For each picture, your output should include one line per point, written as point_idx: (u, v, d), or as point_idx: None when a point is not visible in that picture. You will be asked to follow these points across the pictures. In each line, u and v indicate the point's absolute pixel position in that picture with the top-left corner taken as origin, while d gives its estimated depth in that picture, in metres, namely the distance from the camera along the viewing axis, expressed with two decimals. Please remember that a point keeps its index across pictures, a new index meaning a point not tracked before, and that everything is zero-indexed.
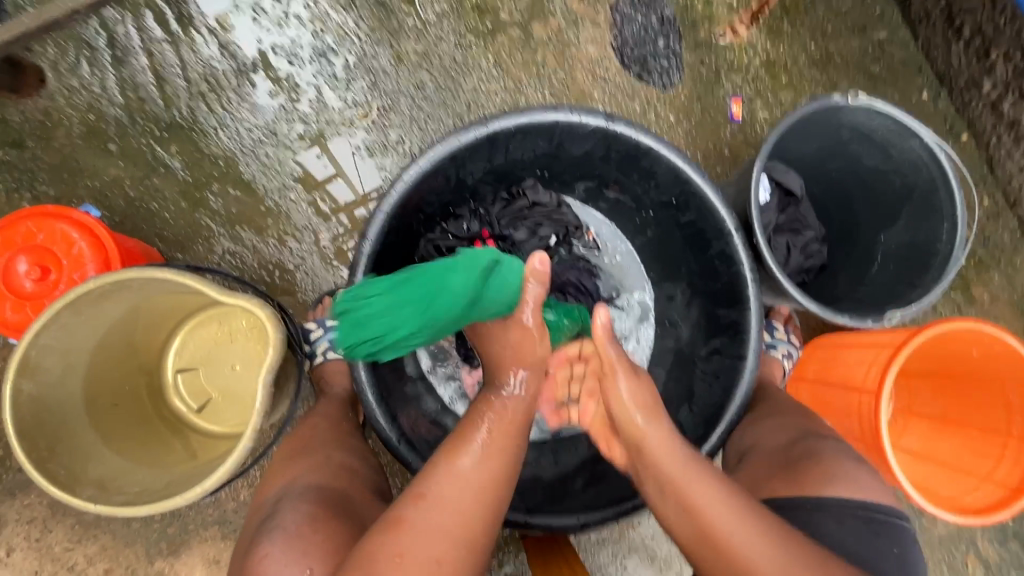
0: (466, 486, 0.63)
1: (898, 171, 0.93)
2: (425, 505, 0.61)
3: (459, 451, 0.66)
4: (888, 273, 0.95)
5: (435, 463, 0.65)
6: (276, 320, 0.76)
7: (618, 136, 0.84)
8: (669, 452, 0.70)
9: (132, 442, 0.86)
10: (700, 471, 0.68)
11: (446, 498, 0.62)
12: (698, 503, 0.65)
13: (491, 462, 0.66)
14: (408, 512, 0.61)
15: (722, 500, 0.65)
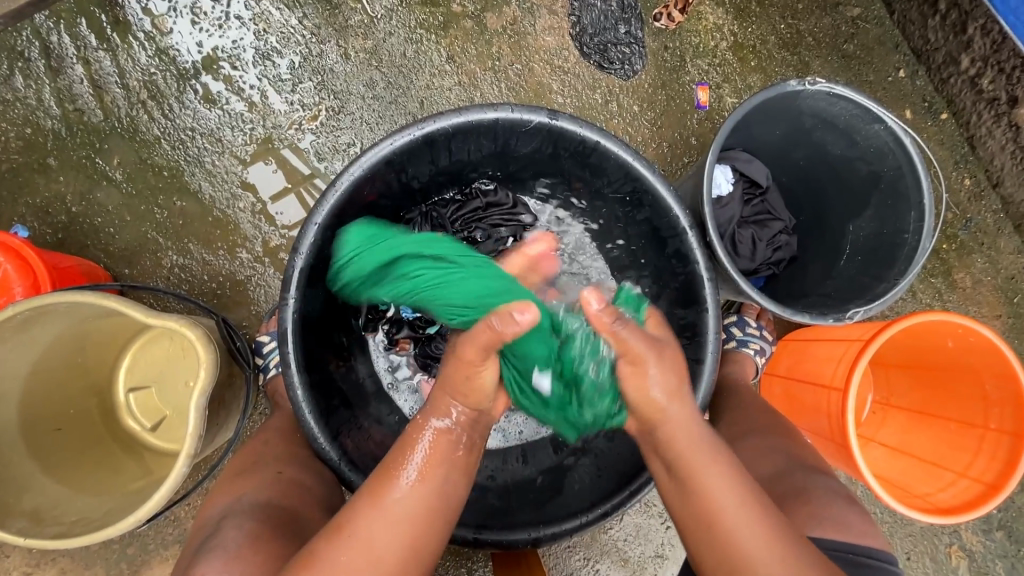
0: (395, 525, 0.56)
1: (864, 158, 0.89)
2: (342, 544, 0.55)
3: (386, 485, 0.58)
4: (855, 265, 0.91)
5: (359, 503, 0.58)
6: (208, 340, 0.74)
7: (563, 132, 0.80)
8: (687, 436, 0.63)
9: (76, 466, 0.84)
10: (714, 461, 0.63)
11: (365, 543, 0.55)
12: (710, 487, 0.61)
13: (421, 493, 0.58)
14: (321, 549, 0.55)
15: (731, 484, 0.61)
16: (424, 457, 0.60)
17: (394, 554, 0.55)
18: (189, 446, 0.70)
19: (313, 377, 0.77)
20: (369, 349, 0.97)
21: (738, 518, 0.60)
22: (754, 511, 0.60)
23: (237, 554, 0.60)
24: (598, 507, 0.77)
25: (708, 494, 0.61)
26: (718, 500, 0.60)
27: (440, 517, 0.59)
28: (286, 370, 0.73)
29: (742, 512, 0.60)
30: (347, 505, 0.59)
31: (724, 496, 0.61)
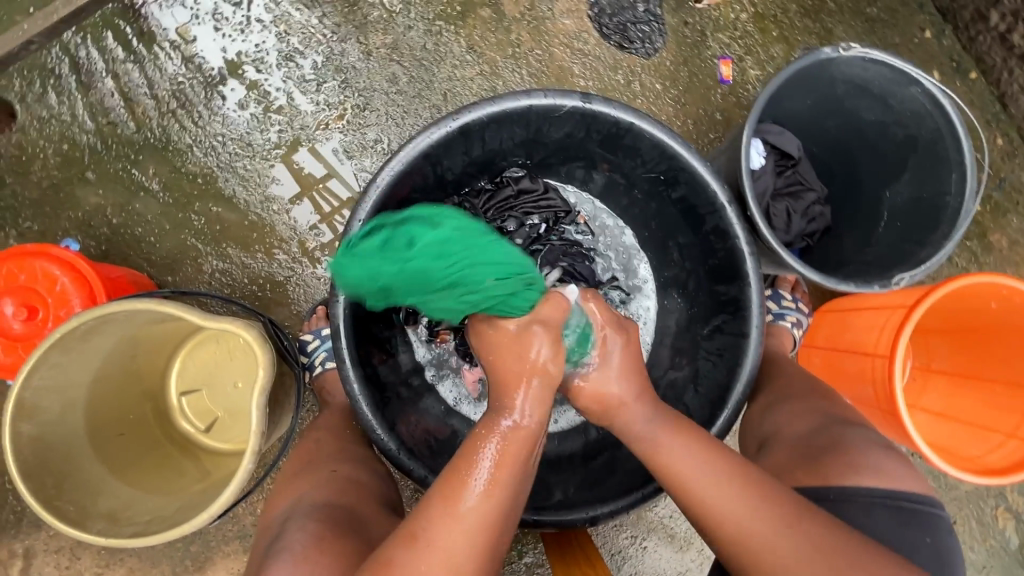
0: (465, 534, 0.56)
1: (899, 122, 0.88)
2: (417, 551, 0.55)
3: (455, 490, 0.58)
4: (894, 231, 0.90)
5: (431, 509, 0.58)
6: (264, 340, 0.75)
7: (597, 115, 0.80)
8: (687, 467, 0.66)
9: (140, 468, 0.87)
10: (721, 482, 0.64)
11: (438, 541, 0.56)
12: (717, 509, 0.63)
13: (492, 498, 0.58)
14: (397, 555, 0.56)
15: (732, 486, 0.64)
16: (493, 461, 0.59)
17: (467, 563, 0.56)
18: (254, 443, 0.72)
19: (365, 371, 0.78)
20: (410, 340, 0.99)
21: (755, 522, 0.61)
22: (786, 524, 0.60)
23: (309, 549, 0.61)
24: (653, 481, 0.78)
25: (682, 478, 0.66)
26: (699, 489, 0.64)
27: (508, 522, 0.59)
28: (340, 365, 0.74)
29: (746, 515, 0.62)
30: (415, 514, 0.59)
31: (707, 492, 0.64)
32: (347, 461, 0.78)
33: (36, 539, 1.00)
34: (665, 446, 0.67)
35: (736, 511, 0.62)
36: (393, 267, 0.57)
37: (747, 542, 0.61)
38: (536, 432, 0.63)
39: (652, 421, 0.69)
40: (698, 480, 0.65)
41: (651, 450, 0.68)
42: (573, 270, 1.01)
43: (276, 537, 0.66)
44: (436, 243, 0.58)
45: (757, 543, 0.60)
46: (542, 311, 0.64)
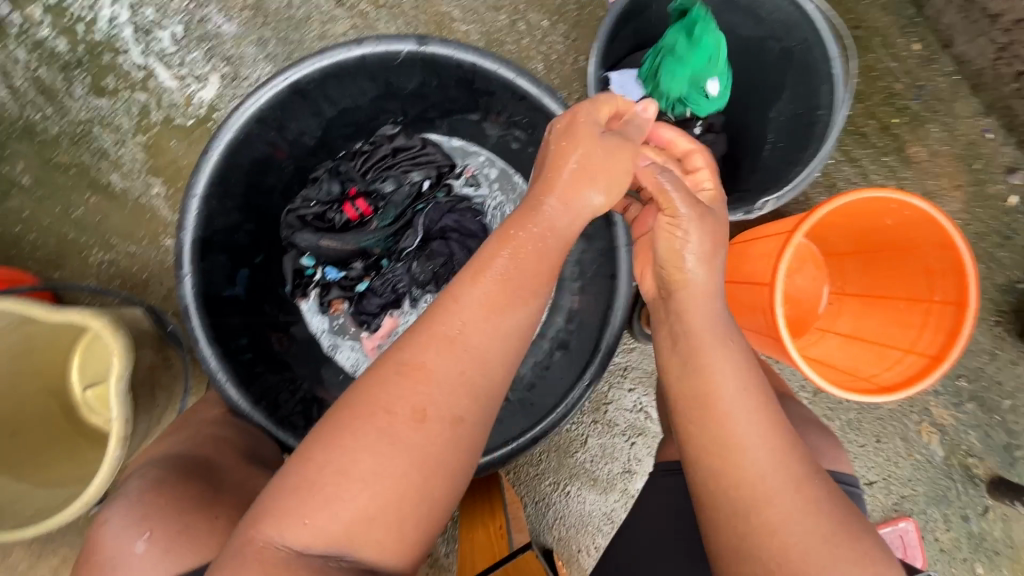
0: (500, 337, 0.56)
1: (774, 36, 0.83)
2: (455, 351, 0.54)
3: (484, 276, 0.57)
4: (777, 153, 0.86)
5: (461, 308, 0.56)
6: (117, 327, 0.74)
7: (438, 58, 0.75)
8: (724, 366, 0.60)
9: (40, 464, 0.88)
10: (757, 397, 0.60)
11: (474, 345, 0.55)
12: (740, 439, 0.58)
13: (515, 281, 0.58)
14: (428, 358, 0.53)
15: (766, 425, 0.58)
16: (533, 245, 0.60)
17: (496, 365, 0.55)
18: (118, 431, 0.72)
19: (229, 349, 0.77)
20: (303, 313, 0.97)
21: (772, 468, 0.56)
22: (801, 486, 0.55)
23: (149, 491, 0.62)
24: (527, 433, 0.79)
25: (710, 382, 0.60)
26: (729, 407, 0.59)
27: (519, 341, 0.58)
28: (195, 346, 0.72)
29: (769, 462, 0.56)
30: (442, 314, 0.56)
31: (732, 413, 0.58)
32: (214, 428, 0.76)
33: None
34: (718, 346, 0.61)
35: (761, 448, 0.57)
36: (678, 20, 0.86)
37: (751, 488, 0.56)
38: (582, 210, 0.63)
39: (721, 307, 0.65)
40: (732, 394, 0.59)
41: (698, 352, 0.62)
42: (463, 228, 0.98)
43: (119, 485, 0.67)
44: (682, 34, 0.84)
45: (765, 484, 0.55)
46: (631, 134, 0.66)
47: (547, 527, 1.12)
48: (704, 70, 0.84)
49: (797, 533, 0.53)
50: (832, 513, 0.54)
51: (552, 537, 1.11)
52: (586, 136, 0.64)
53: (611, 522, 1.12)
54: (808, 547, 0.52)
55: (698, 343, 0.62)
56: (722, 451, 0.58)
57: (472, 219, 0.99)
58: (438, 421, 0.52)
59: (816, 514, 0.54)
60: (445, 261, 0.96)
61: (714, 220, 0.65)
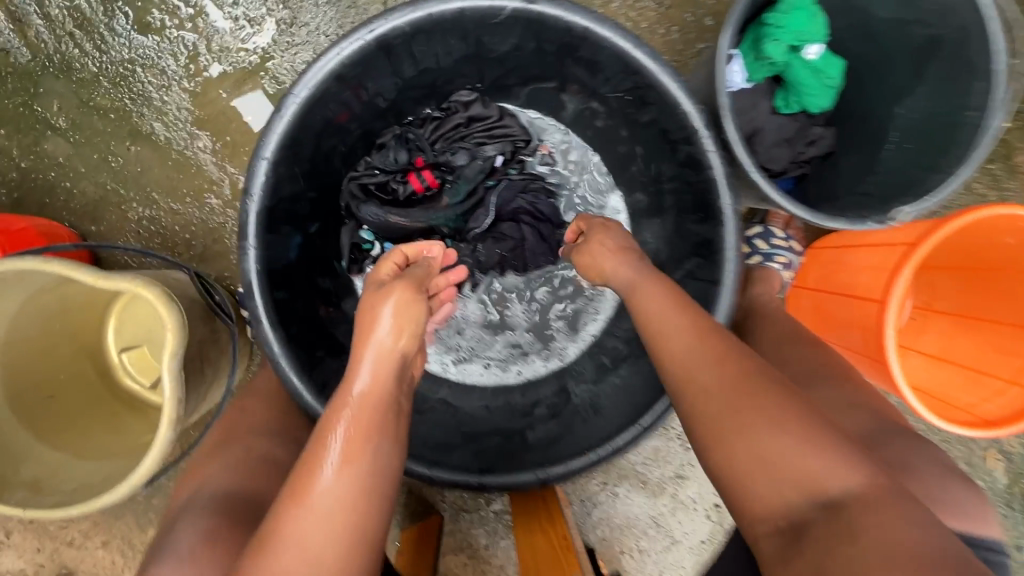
0: (327, 512, 0.46)
1: (921, 20, 0.72)
2: (287, 529, 0.45)
3: (319, 447, 0.49)
4: (903, 155, 0.76)
5: (316, 476, 0.47)
6: (171, 299, 0.67)
7: (544, 19, 0.65)
8: (659, 307, 0.62)
9: (76, 432, 0.83)
10: (693, 320, 0.60)
11: (307, 527, 0.45)
12: (693, 372, 0.56)
13: (359, 422, 0.51)
14: (275, 529, 0.46)
15: (700, 339, 0.58)
16: (352, 410, 0.51)
17: (343, 529, 0.46)
18: (170, 412, 0.67)
19: (290, 331, 0.70)
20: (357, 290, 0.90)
21: (708, 375, 0.55)
22: (746, 390, 0.53)
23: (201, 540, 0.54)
24: (607, 445, 0.73)
25: (649, 324, 0.62)
26: (663, 336, 0.60)
27: (379, 494, 0.49)
28: (256, 326, 0.66)
29: (704, 372, 0.56)
30: (289, 485, 0.48)
31: (669, 331, 0.60)
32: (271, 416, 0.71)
33: None
34: (644, 289, 0.64)
35: (702, 371, 0.56)
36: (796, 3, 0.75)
37: (699, 391, 0.55)
38: (400, 346, 0.56)
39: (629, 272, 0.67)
40: (674, 335, 0.59)
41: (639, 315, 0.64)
42: (533, 211, 0.90)
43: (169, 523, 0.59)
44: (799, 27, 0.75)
45: (706, 387, 0.55)
46: (382, 275, 0.63)
47: (590, 526, 1.09)
48: (806, 30, 0.75)
49: (760, 449, 0.50)
50: (785, 409, 0.52)
51: (595, 536, 1.08)
52: (373, 290, 0.60)
53: (657, 526, 1.08)
54: (770, 452, 0.50)
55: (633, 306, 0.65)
56: (675, 376, 0.58)
57: (542, 199, 0.91)
58: None
59: (765, 412, 0.51)
60: (513, 245, 0.90)
61: (614, 233, 0.73)
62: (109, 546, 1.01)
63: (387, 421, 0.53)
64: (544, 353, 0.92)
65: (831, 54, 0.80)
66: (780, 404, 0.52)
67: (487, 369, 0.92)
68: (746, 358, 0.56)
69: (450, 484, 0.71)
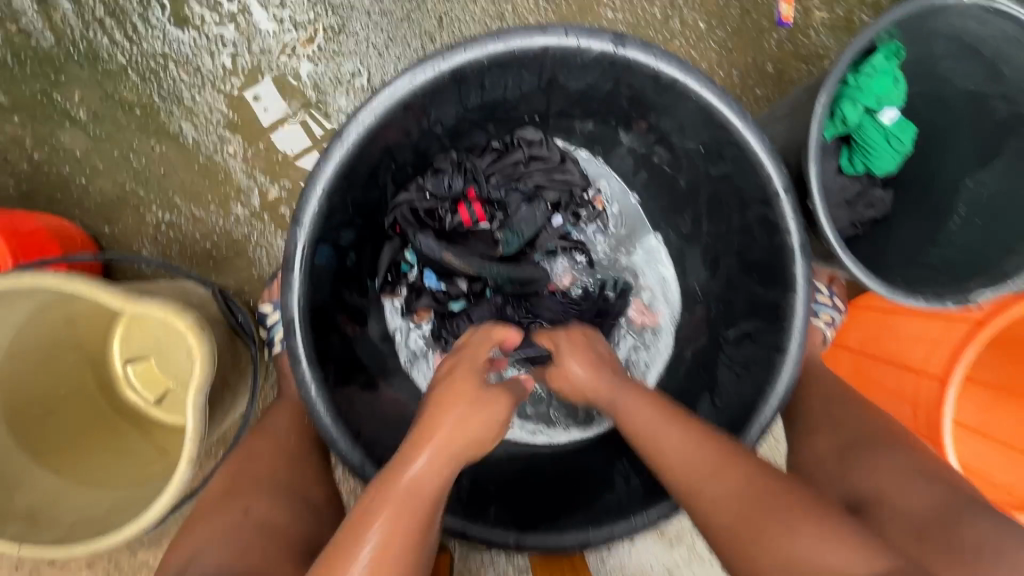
0: None
1: (1006, 96, 0.70)
2: None
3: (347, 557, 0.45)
4: (972, 231, 0.74)
5: None
6: (201, 328, 0.61)
7: (629, 64, 0.62)
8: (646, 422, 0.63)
9: (75, 453, 0.76)
10: (680, 424, 0.62)
11: None
12: (671, 462, 0.60)
13: (402, 527, 0.47)
14: None
15: (685, 437, 0.60)
16: (382, 531, 0.47)
17: None
18: (190, 450, 0.61)
19: (328, 368, 0.66)
20: (384, 312, 0.85)
21: (695, 466, 0.58)
22: (738, 481, 0.56)
23: None
24: (652, 510, 0.68)
25: (639, 437, 0.63)
26: (647, 438, 0.62)
27: None
28: (292, 363, 0.61)
29: (700, 464, 0.58)
30: None
31: (651, 431, 0.62)
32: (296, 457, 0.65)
33: None
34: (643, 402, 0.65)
35: (681, 458, 0.59)
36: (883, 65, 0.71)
37: (699, 488, 0.57)
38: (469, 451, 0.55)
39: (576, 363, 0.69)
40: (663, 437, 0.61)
41: (624, 418, 0.65)
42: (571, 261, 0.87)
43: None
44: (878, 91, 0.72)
45: (703, 482, 0.57)
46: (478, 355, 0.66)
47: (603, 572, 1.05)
48: (888, 95, 0.72)
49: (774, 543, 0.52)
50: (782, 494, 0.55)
51: None
52: (467, 376, 0.61)
53: None
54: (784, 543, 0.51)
55: (623, 418, 0.65)
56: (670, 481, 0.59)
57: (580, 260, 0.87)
58: None
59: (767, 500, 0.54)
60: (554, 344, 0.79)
61: (564, 334, 0.73)
62: (93, 567, 0.94)
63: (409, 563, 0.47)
64: (580, 423, 0.85)
65: (904, 119, 0.77)
66: (744, 477, 0.57)
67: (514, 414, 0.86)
68: (712, 437, 0.61)
69: (486, 544, 0.66)
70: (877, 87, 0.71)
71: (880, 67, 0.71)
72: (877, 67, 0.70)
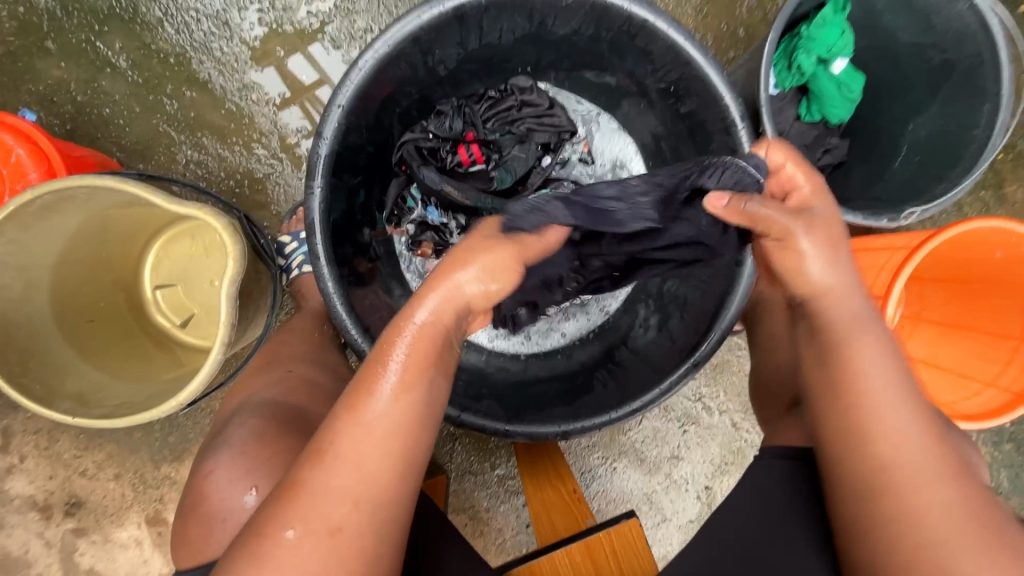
0: (360, 511, 0.47)
1: (937, 45, 0.80)
2: (324, 467, 0.48)
3: (358, 397, 0.50)
4: (911, 167, 0.84)
5: (341, 475, 0.47)
6: (234, 229, 0.71)
7: (607, 8, 0.72)
8: (878, 365, 0.53)
9: (114, 357, 0.85)
10: (906, 395, 0.53)
11: (347, 472, 0.48)
12: (884, 418, 0.52)
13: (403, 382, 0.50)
14: (305, 476, 0.48)
15: (914, 413, 0.52)
16: (400, 369, 0.50)
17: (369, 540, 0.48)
18: (222, 334, 0.70)
19: (342, 272, 0.75)
20: (394, 243, 0.96)
21: (910, 449, 0.51)
22: (942, 477, 0.50)
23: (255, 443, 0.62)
24: (626, 405, 0.77)
25: (864, 382, 0.53)
26: (869, 386, 0.53)
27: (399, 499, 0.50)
28: (313, 260, 0.70)
29: (911, 439, 0.51)
30: (324, 425, 0.50)
31: (881, 392, 0.53)
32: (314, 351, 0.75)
33: (13, 420, 1.01)
34: (873, 355, 0.54)
35: (898, 410, 0.52)
36: (837, 17, 0.81)
37: (892, 455, 0.51)
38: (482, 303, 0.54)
39: (863, 302, 0.55)
40: (867, 373, 0.53)
41: (843, 348, 0.54)
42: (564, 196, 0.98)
43: (221, 427, 0.67)
44: (835, 39, 0.82)
45: (915, 463, 0.51)
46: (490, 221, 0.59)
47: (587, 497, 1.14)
48: (837, 45, 0.82)
49: (938, 512, 0.48)
50: (980, 509, 0.48)
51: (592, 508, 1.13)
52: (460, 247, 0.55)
53: (651, 503, 1.13)
54: (951, 540, 0.47)
55: (858, 353, 0.54)
56: (866, 436, 0.53)
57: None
58: (328, 530, 0.46)
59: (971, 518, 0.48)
60: (667, 196, 0.65)
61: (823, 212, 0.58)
62: (120, 479, 1.03)
63: (426, 394, 0.51)
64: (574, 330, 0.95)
65: (853, 70, 0.87)
66: (942, 455, 0.51)
67: (528, 340, 0.94)
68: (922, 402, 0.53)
69: (479, 426, 0.74)
70: (833, 37, 0.82)
71: (832, 20, 0.81)
72: (831, 20, 0.81)
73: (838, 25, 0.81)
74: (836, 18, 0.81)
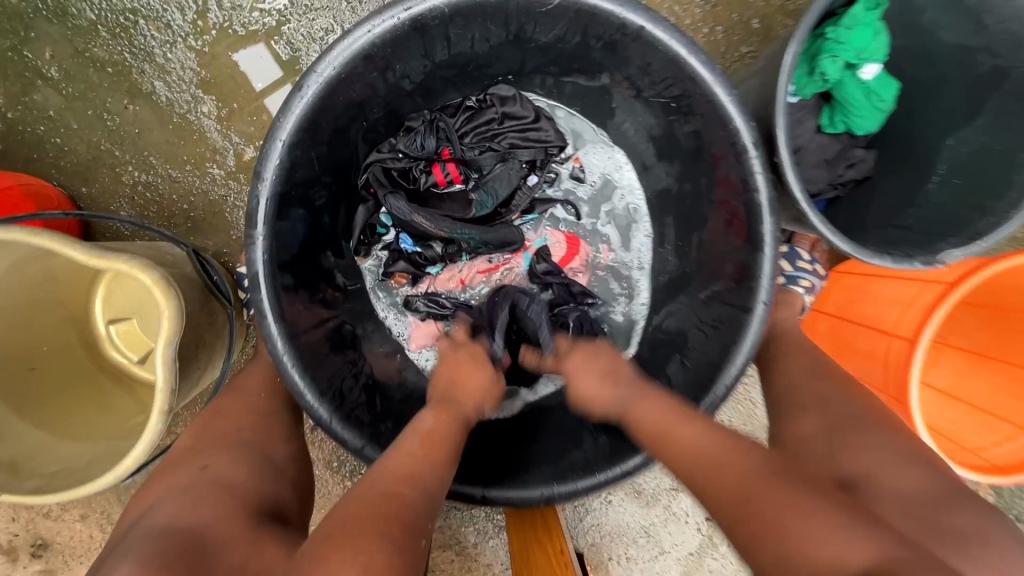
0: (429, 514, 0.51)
1: (988, 48, 0.68)
2: (418, 482, 0.53)
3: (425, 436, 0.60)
4: (949, 191, 0.73)
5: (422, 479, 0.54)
6: (168, 284, 0.62)
7: (595, 14, 0.61)
8: (660, 414, 0.65)
9: (59, 408, 0.78)
10: (688, 424, 0.62)
11: (426, 482, 0.54)
12: (677, 458, 0.60)
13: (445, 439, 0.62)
14: (401, 485, 0.52)
15: (702, 438, 0.60)
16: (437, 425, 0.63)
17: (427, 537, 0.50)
18: (160, 402, 0.62)
19: (297, 326, 0.66)
20: (364, 274, 0.86)
21: (711, 464, 0.57)
22: (746, 474, 0.54)
23: None
24: (617, 466, 0.69)
25: (660, 440, 0.63)
26: (663, 432, 0.63)
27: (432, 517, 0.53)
28: (260, 319, 0.62)
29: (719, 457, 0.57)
30: (391, 458, 0.57)
31: (682, 437, 0.61)
32: (261, 413, 0.67)
33: None
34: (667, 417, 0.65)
35: (699, 445, 0.59)
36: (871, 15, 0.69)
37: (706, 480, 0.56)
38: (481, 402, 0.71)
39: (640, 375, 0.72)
40: (689, 441, 0.60)
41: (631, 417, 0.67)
42: (554, 216, 0.89)
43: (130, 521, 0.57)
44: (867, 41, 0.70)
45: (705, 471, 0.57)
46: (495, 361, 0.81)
47: (580, 530, 1.08)
48: (868, 48, 0.70)
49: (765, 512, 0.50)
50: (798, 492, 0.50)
51: (585, 541, 1.08)
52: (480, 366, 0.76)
53: (648, 536, 1.07)
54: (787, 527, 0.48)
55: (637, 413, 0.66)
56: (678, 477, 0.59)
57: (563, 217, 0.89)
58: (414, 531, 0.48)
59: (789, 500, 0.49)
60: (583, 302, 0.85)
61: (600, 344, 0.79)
62: (86, 520, 0.98)
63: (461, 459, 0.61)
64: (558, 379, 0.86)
65: (884, 75, 0.75)
66: (740, 456, 0.56)
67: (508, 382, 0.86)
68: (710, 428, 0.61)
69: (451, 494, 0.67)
70: (865, 38, 0.69)
71: (865, 19, 0.69)
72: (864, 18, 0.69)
73: (871, 25, 0.69)
74: (869, 16, 0.69)
